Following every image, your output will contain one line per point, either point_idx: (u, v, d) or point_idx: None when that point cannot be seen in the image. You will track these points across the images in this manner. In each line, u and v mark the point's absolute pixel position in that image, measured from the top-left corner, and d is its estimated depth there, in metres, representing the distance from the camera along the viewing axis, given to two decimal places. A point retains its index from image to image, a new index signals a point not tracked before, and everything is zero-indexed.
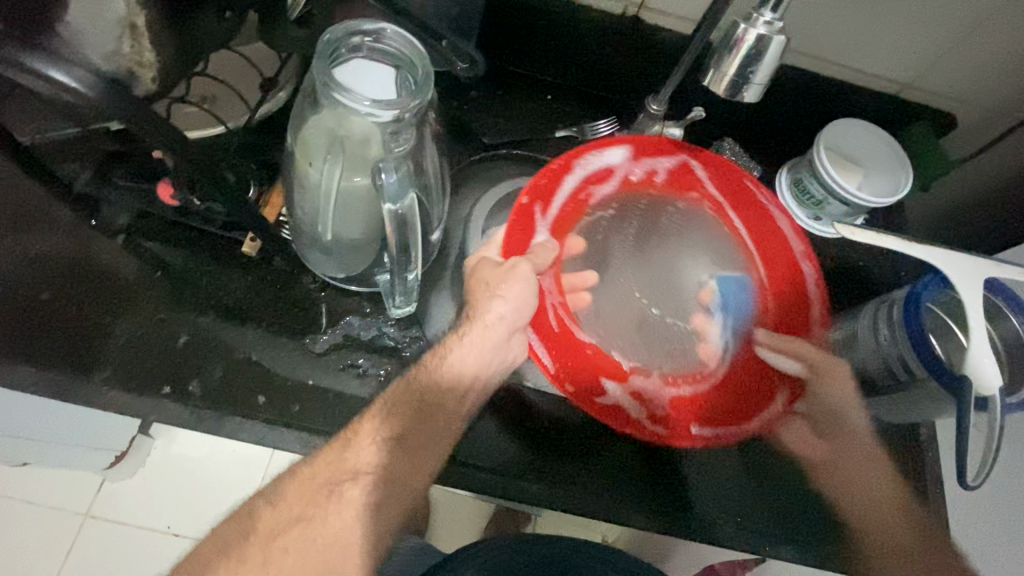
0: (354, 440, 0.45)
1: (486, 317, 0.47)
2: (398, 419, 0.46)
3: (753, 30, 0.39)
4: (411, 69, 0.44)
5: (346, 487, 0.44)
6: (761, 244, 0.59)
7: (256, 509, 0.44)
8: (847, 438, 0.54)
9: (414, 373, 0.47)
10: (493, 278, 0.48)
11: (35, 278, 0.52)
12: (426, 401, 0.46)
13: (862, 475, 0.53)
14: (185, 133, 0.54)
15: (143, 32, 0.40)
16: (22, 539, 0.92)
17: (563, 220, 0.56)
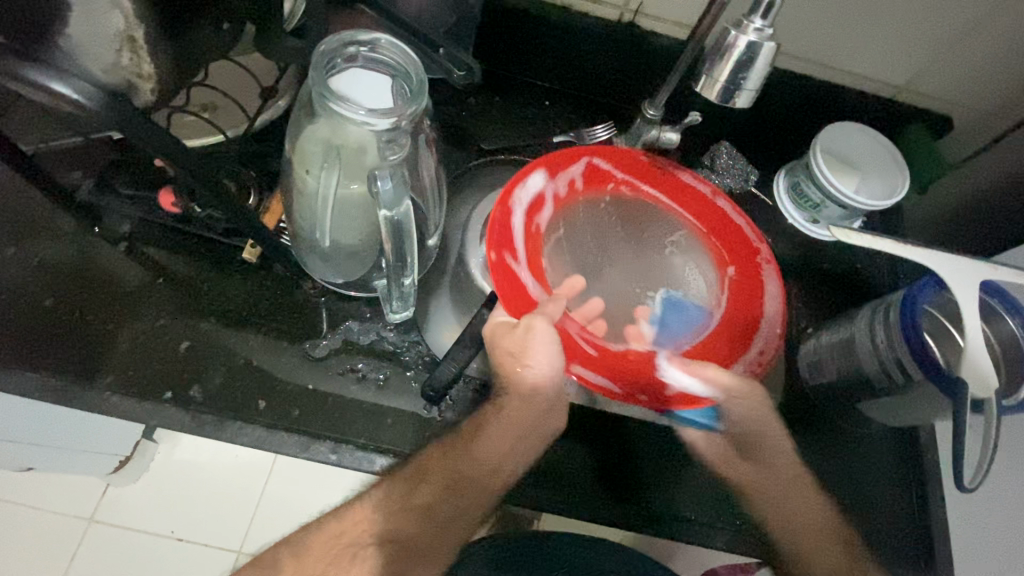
0: (386, 500, 0.50)
1: (520, 389, 0.49)
2: (426, 488, 0.50)
3: (744, 38, 0.40)
4: (406, 78, 0.44)
5: (367, 551, 0.50)
6: (710, 224, 0.60)
7: (280, 558, 0.50)
8: (768, 456, 0.53)
9: (449, 443, 0.51)
10: (516, 348, 0.48)
11: (41, 286, 0.53)
12: (460, 480, 0.50)
13: (789, 491, 0.53)
14: (187, 144, 0.55)
15: (141, 45, 0.41)
16: (27, 544, 0.93)
17: (535, 255, 0.55)
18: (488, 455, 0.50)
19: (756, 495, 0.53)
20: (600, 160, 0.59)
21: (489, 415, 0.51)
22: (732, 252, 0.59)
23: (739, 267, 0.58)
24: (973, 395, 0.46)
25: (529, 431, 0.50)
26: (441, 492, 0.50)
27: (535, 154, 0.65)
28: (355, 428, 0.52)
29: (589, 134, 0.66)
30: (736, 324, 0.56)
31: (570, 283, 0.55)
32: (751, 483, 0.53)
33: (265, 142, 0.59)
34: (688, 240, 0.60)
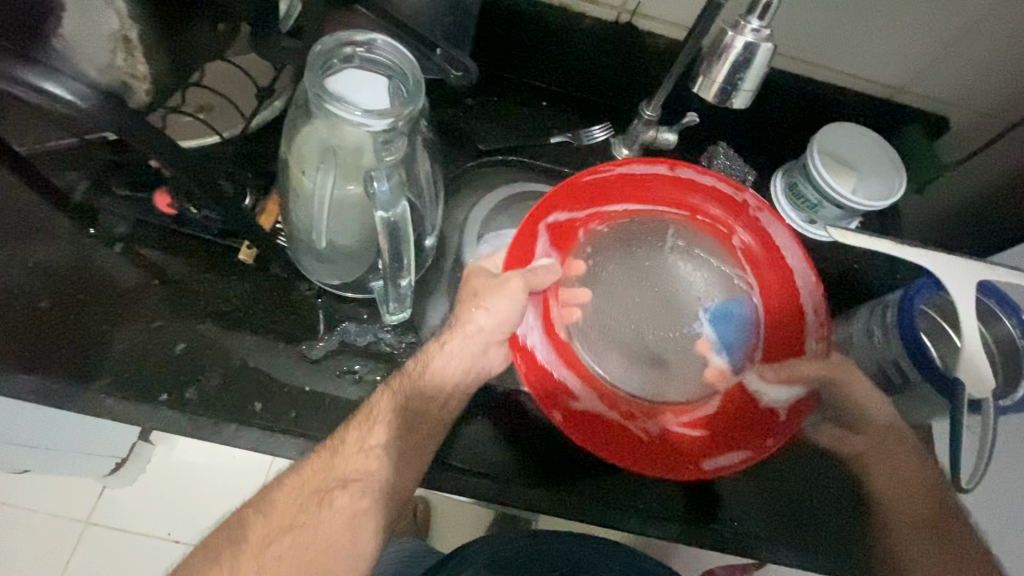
0: (339, 449, 0.45)
1: (466, 326, 0.48)
2: (380, 428, 0.46)
3: (741, 38, 0.40)
4: (402, 78, 0.44)
5: (335, 495, 0.44)
6: (692, 195, 0.59)
7: (248, 519, 0.45)
8: (878, 431, 0.53)
9: (394, 381, 0.48)
10: (483, 287, 0.50)
11: (36, 287, 0.53)
12: (411, 409, 0.47)
13: (901, 467, 0.53)
14: (181, 144, 0.55)
15: (136, 46, 0.41)
16: (23, 546, 0.93)
17: (569, 357, 0.54)
18: (439, 386, 0.48)
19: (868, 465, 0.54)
20: (557, 213, 0.56)
21: (432, 355, 0.48)
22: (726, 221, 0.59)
23: (748, 246, 0.59)
24: (972, 394, 0.47)
25: (470, 371, 0.49)
26: (399, 432, 0.46)
27: (532, 155, 0.65)
28: None
29: (585, 134, 0.66)
30: (785, 307, 0.57)
31: (573, 267, 0.56)
32: (863, 454, 0.54)
33: (261, 143, 0.59)
34: (683, 230, 0.60)
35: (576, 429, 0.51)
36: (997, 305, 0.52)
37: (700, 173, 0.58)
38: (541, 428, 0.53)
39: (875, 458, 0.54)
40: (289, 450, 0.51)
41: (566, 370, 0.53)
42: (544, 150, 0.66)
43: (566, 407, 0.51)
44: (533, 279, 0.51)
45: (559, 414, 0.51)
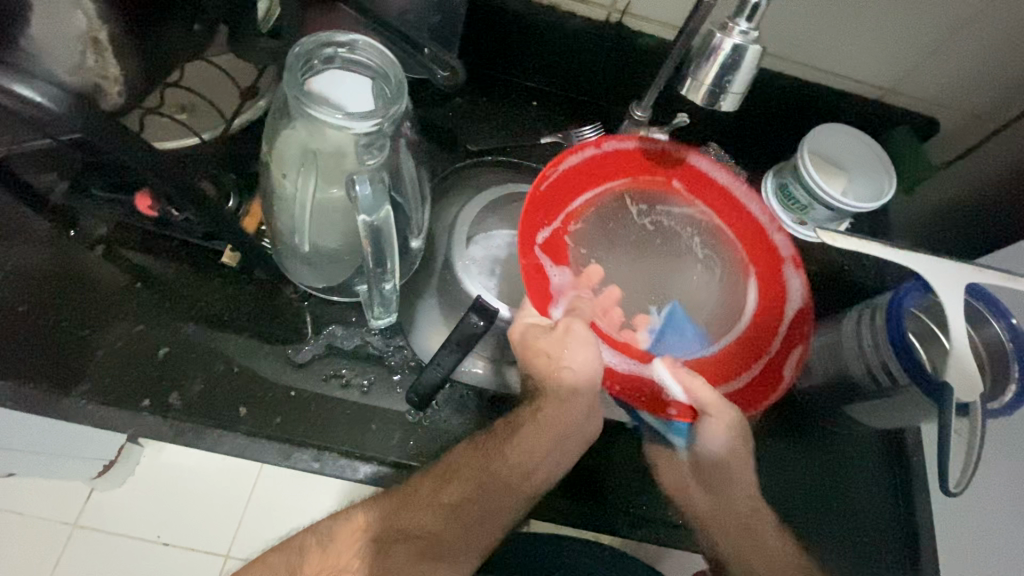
0: (410, 498, 0.50)
1: (560, 388, 0.50)
2: (457, 485, 0.50)
3: (729, 40, 0.39)
4: (386, 80, 0.43)
5: (396, 544, 0.50)
6: (635, 161, 0.58)
7: (307, 545, 0.51)
8: (726, 487, 0.53)
9: (478, 441, 0.51)
10: (554, 350, 0.49)
11: (14, 291, 0.52)
12: (491, 476, 0.51)
13: (760, 527, 0.52)
14: (158, 145, 0.53)
15: (106, 47, 0.40)
16: (10, 550, 0.91)
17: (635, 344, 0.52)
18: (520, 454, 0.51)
19: (716, 528, 0.53)
20: (540, 232, 0.53)
21: (523, 420, 0.51)
22: (661, 166, 0.58)
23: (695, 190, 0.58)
24: (959, 397, 0.47)
25: (566, 433, 0.51)
26: (472, 489, 0.51)
27: (522, 156, 0.64)
28: (339, 435, 0.51)
29: (577, 135, 0.65)
30: (759, 251, 0.57)
31: (589, 273, 0.54)
32: (708, 516, 0.53)
33: (245, 143, 0.58)
34: (636, 189, 0.58)
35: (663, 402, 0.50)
36: (986, 308, 0.51)
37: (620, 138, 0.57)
38: None
39: (741, 531, 0.53)
40: (274, 456, 0.50)
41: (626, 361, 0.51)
42: (533, 150, 0.65)
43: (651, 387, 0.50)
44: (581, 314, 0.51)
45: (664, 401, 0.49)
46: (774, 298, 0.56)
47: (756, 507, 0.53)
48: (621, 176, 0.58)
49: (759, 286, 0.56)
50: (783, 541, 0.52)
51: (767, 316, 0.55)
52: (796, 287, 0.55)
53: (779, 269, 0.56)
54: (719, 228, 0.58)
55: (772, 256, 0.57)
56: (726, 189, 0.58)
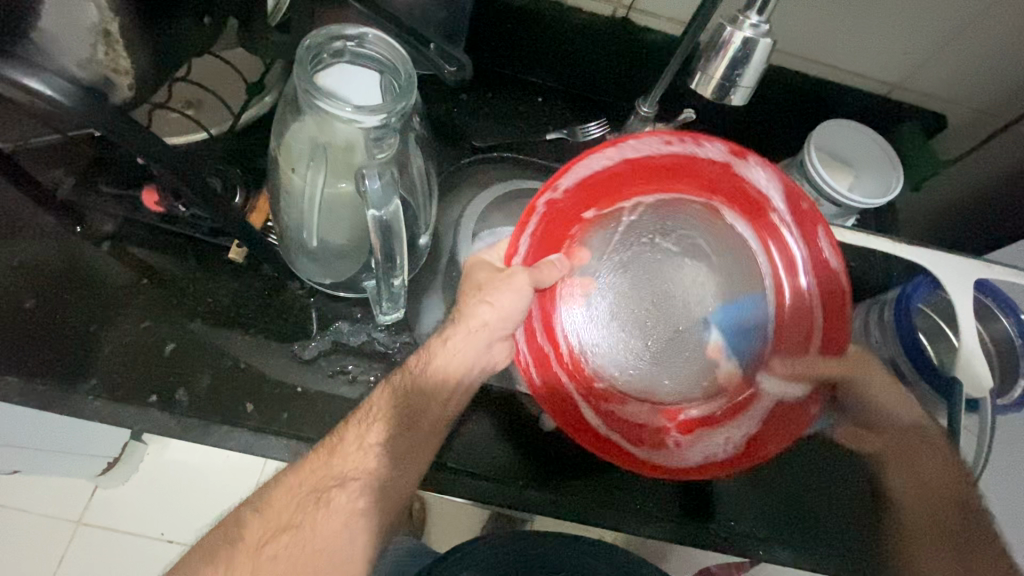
0: (338, 444, 0.45)
1: (470, 321, 0.46)
2: (381, 423, 0.45)
3: (739, 34, 0.39)
4: (394, 74, 0.43)
5: (332, 495, 0.44)
6: (551, 221, 0.52)
7: (244, 519, 0.44)
8: (897, 426, 0.51)
9: (395, 378, 0.47)
10: (486, 281, 0.47)
11: (22, 287, 0.52)
12: (412, 406, 0.45)
13: (920, 463, 0.51)
14: (168, 140, 0.54)
15: (117, 39, 0.40)
16: (15, 547, 0.92)
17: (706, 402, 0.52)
18: (438, 382, 0.46)
19: (893, 461, 0.52)
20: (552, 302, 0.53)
21: (433, 347, 0.47)
22: (586, 194, 0.53)
23: (631, 182, 0.54)
24: (968, 393, 0.48)
25: (473, 367, 0.47)
26: (398, 429, 0.45)
27: (528, 152, 0.64)
28: None
29: (582, 130, 0.65)
30: (716, 177, 0.54)
31: (578, 256, 0.53)
32: (881, 451, 0.53)
33: (251, 139, 0.57)
34: (597, 223, 0.55)
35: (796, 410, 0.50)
36: (996, 304, 0.51)
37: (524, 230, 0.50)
38: (540, 432, 0.53)
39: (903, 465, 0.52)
40: (281, 452, 0.50)
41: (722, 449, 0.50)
42: (539, 147, 0.65)
43: (773, 420, 0.50)
44: (540, 275, 0.48)
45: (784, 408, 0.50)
46: (756, 212, 0.54)
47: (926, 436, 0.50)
48: (574, 228, 0.54)
49: (742, 217, 0.55)
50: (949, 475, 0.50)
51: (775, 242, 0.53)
52: (761, 176, 0.51)
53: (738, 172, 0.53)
54: (679, 195, 0.55)
55: (724, 170, 0.53)
56: (648, 158, 0.53)
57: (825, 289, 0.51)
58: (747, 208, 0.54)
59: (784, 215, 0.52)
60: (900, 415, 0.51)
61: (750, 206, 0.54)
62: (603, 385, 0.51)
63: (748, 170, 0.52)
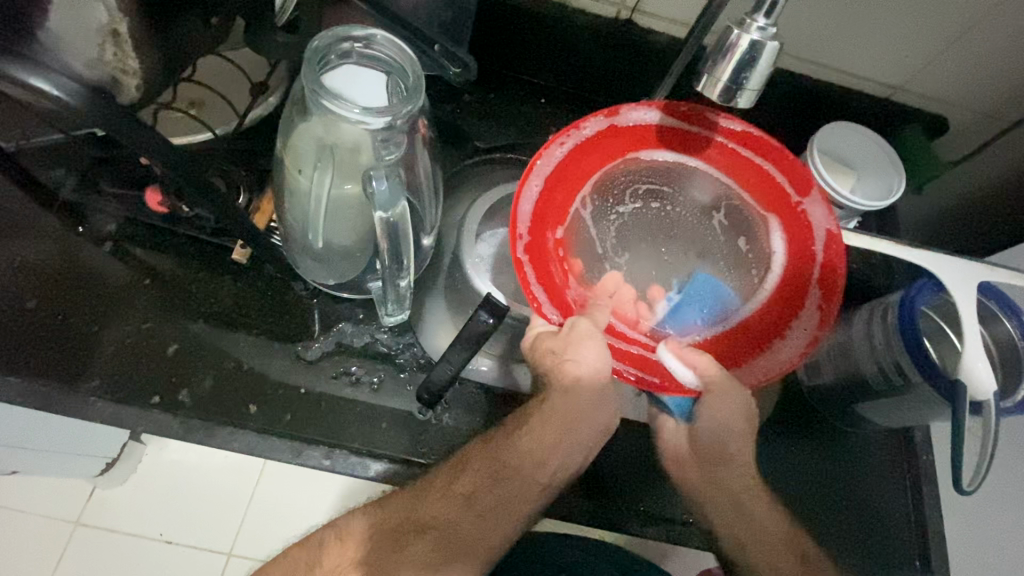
0: (425, 491, 0.49)
1: (563, 382, 0.47)
2: (468, 475, 0.49)
3: (747, 36, 0.39)
4: (403, 75, 0.43)
5: (411, 539, 0.48)
6: (543, 261, 0.46)
7: (325, 540, 0.49)
8: (725, 464, 0.51)
9: (490, 436, 0.50)
10: (558, 346, 0.46)
11: (22, 287, 0.51)
12: (502, 465, 0.49)
13: (761, 511, 0.50)
14: (174, 141, 0.54)
15: (125, 40, 0.40)
16: (11, 547, 0.91)
17: (774, 300, 0.49)
18: (535, 445, 0.49)
19: (716, 509, 0.51)
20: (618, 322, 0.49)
21: (532, 410, 0.50)
22: (548, 228, 0.48)
23: (571, 184, 0.50)
24: (972, 396, 0.47)
25: (576, 423, 0.49)
26: (488, 481, 0.49)
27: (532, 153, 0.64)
28: (349, 433, 0.51)
29: None
30: (619, 142, 0.50)
31: (600, 287, 0.50)
32: (712, 494, 0.51)
33: (255, 139, 0.57)
34: (570, 238, 0.50)
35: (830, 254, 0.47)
36: (998, 308, 0.52)
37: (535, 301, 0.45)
38: None
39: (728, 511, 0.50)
40: (284, 454, 0.50)
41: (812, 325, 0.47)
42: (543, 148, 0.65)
43: (821, 271, 0.47)
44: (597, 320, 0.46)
45: (819, 252, 0.48)
46: (666, 141, 0.51)
47: (750, 485, 0.51)
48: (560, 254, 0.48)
49: (656, 150, 0.52)
50: (781, 522, 0.50)
51: (697, 142, 0.51)
52: (637, 113, 0.49)
53: (620, 126, 0.50)
54: (616, 165, 0.51)
55: (621, 133, 0.50)
56: (558, 165, 0.48)
57: (766, 151, 0.50)
58: (662, 135, 0.51)
59: (685, 130, 0.51)
60: (733, 454, 0.51)
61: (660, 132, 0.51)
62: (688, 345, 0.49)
63: (629, 113, 0.49)
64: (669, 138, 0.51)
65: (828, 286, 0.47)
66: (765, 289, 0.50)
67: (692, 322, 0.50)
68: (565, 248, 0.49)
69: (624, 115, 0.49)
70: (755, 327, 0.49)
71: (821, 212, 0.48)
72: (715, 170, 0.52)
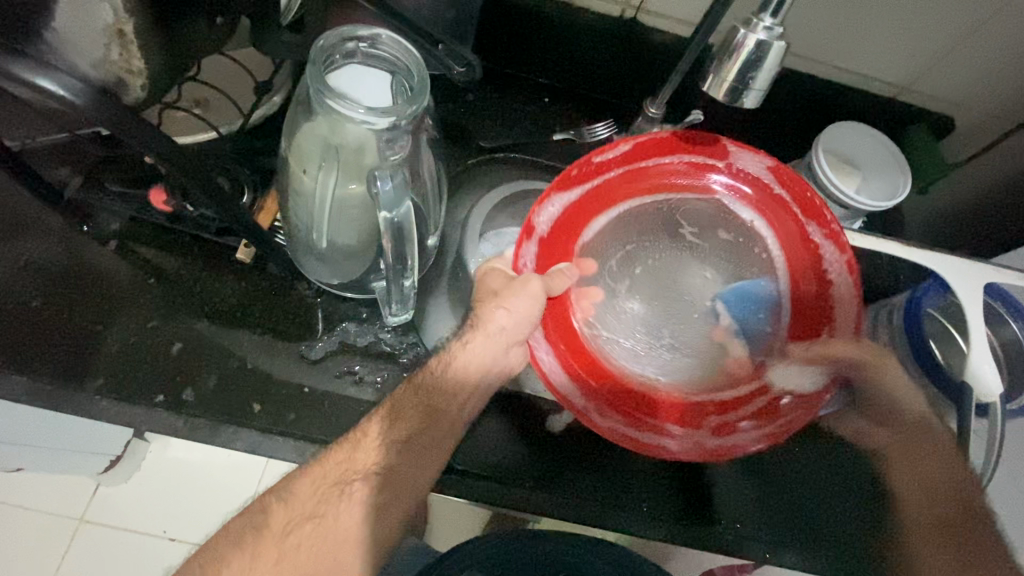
0: (362, 438, 0.43)
1: (488, 326, 0.46)
2: (406, 419, 0.44)
3: (753, 36, 0.39)
4: (407, 75, 0.43)
5: (353, 487, 0.42)
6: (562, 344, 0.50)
7: (269, 506, 0.42)
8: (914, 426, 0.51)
9: (418, 378, 0.46)
10: (500, 287, 0.48)
11: (27, 286, 0.52)
12: (433, 404, 0.45)
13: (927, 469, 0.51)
14: (178, 140, 0.54)
15: (131, 40, 0.39)
16: (17, 544, 0.92)
17: (800, 266, 0.55)
18: (461, 382, 0.46)
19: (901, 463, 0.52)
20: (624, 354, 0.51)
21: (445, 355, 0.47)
22: (571, 342, 0.51)
23: (560, 263, 0.52)
24: (978, 398, 0.49)
25: (492, 364, 0.47)
26: (421, 422, 0.44)
27: (536, 152, 0.64)
28: (352, 432, 0.51)
29: (590, 133, 0.64)
30: (570, 220, 0.54)
31: (585, 266, 0.53)
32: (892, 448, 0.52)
33: (259, 139, 0.57)
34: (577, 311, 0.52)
35: (796, 191, 0.55)
36: (1004, 308, 0.52)
37: (643, 428, 0.48)
38: (548, 434, 0.53)
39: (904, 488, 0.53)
40: (288, 453, 0.50)
41: (835, 253, 0.53)
42: (547, 147, 0.65)
43: (802, 210, 0.55)
44: (549, 282, 0.49)
45: (780, 193, 0.55)
46: (597, 205, 0.55)
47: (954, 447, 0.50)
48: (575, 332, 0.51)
49: (596, 211, 0.55)
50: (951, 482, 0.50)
51: (629, 169, 0.56)
52: (545, 211, 0.52)
53: (559, 209, 0.53)
54: (578, 247, 0.54)
55: (567, 214, 0.54)
56: (540, 256, 0.52)
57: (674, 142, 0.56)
58: (604, 187, 0.55)
59: (595, 186, 0.55)
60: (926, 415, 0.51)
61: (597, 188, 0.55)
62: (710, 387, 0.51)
63: (555, 195, 0.53)
64: (610, 188, 0.55)
65: (822, 220, 0.53)
66: (781, 263, 0.55)
67: (756, 326, 0.54)
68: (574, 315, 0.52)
69: (556, 191, 0.53)
70: (809, 302, 0.54)
71: (750, 162, 0.56)
72: (647, 195, 0.56)
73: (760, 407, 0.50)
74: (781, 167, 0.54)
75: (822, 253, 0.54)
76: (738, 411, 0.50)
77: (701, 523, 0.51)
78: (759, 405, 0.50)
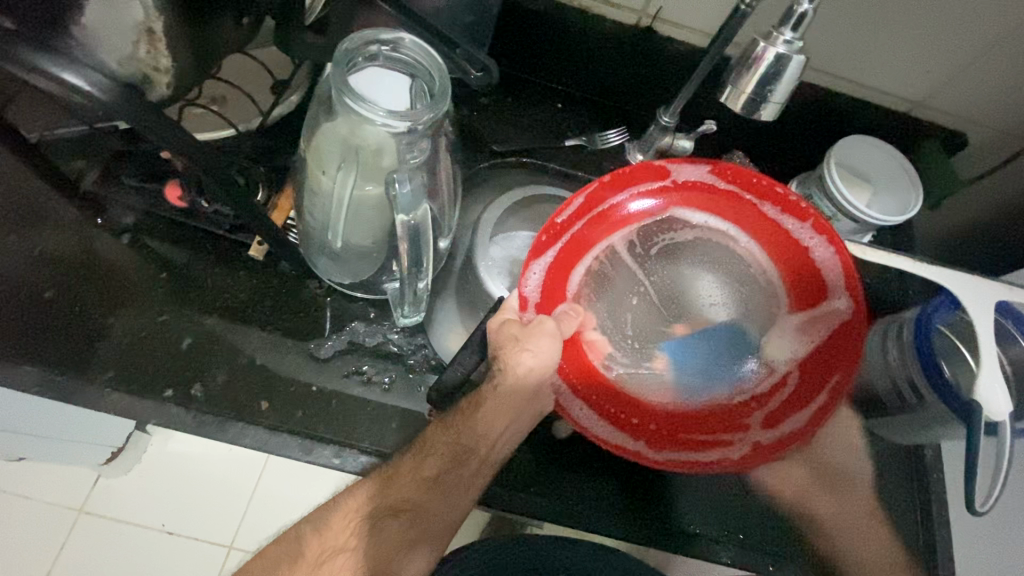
0: (393, 476, 0.44)
1: (515, 371, 0.44)
2: (434, 458, 0.44)
3: (773, 49, 0.39)
4: (428, 79, 0.44)
5: (385, 523, 0.43)
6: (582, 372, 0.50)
7: (304, 534, 0.44)
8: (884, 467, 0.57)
9: (450, 416, 0.46)
10: (521, 331, 0.45)
11: (40, 278, 0.52)
12: (463, 446, 0.45)
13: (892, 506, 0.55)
14: (197, 135, 0.55)
15: (158, 38, 0.40)
16: (15, 533, 0.92)
17: (780, 248, 0.54)
18: (491, 425, 0.45)
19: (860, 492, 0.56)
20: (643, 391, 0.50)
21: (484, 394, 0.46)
22: (591, 382, 0.50)
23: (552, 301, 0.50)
24: (989, 416, 0.48)
25: (524, 402, 0.46)
26: (450, 463, 0.44)
27: (547, 158, 0.64)
28: (359, 432, 0.51)
29: (602, 138, 0.65)
30: (554, 277, 0.51)
31: (597, 347, 0.51)
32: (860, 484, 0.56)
33: (276, 136, 0.58)
34: (592, 351, 0.51)
35: (742, 179, 0.53)
36: (1015, 326, 0.52)
37: (703, 446, 0.49)
38: (555, 440, 0.54)
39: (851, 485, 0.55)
40: (294, 451, 0.50)
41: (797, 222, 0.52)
42: (559, 153, 0.65)
43: (752, 193, 0.53)
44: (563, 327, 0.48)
45: (723, 185, 0.54)
46: (574, 257, 0.52)
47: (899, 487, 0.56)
48: (589, 362, 0.50)
49: (574, 262, 0.52)
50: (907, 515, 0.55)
51: (587, 211, 0.52)
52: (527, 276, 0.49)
53: (537, 264, 0.50)
54: (573, 290, 0.52)
55: (561, 259, 0.51)
56: (546, 297, 0.50)
57: (610, 180, 0.51)
58: (572, 240, 0.52)
59: (563, 241, 0.51)
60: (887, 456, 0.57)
61: (566, 240, 0.51)
62: (722, 415, 0.50)
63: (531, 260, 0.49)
64: (576, 233, 0.52)
65: (774, 197, 0.52)
66: (764, 257, 0.54)
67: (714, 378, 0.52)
68: (582, 343, 0.51)
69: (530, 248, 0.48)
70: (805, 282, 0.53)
71: (690, 168, 0.53)
72: (614, 236, 0.54)
73: (793, 390, 0.51)
74: (720, 164, 0.53)
75: (789, 229, 0.53)
76: (773, 401, 0.51)
77: (690, 530, 0.52)
78: (794, 388, 0.51)
